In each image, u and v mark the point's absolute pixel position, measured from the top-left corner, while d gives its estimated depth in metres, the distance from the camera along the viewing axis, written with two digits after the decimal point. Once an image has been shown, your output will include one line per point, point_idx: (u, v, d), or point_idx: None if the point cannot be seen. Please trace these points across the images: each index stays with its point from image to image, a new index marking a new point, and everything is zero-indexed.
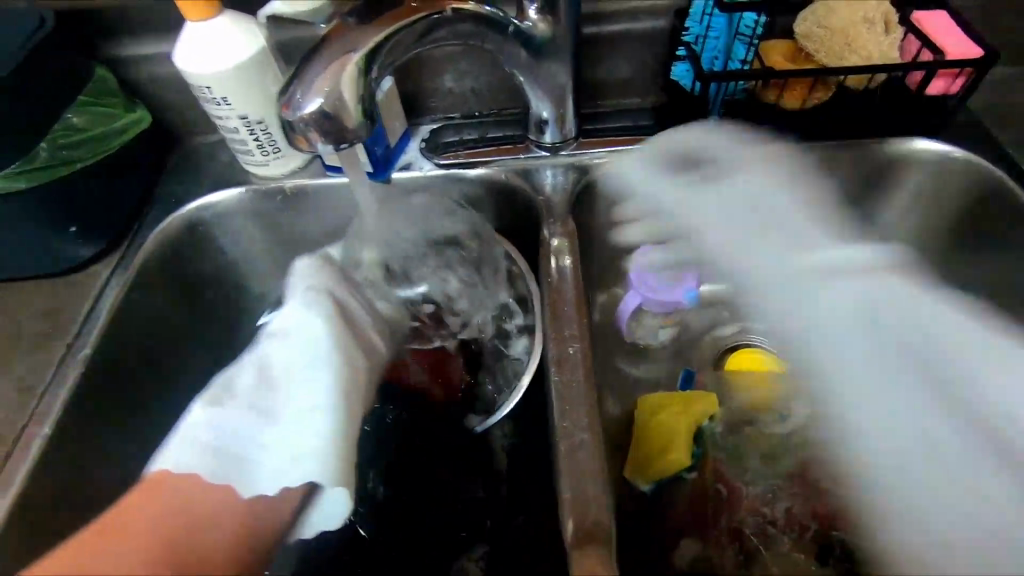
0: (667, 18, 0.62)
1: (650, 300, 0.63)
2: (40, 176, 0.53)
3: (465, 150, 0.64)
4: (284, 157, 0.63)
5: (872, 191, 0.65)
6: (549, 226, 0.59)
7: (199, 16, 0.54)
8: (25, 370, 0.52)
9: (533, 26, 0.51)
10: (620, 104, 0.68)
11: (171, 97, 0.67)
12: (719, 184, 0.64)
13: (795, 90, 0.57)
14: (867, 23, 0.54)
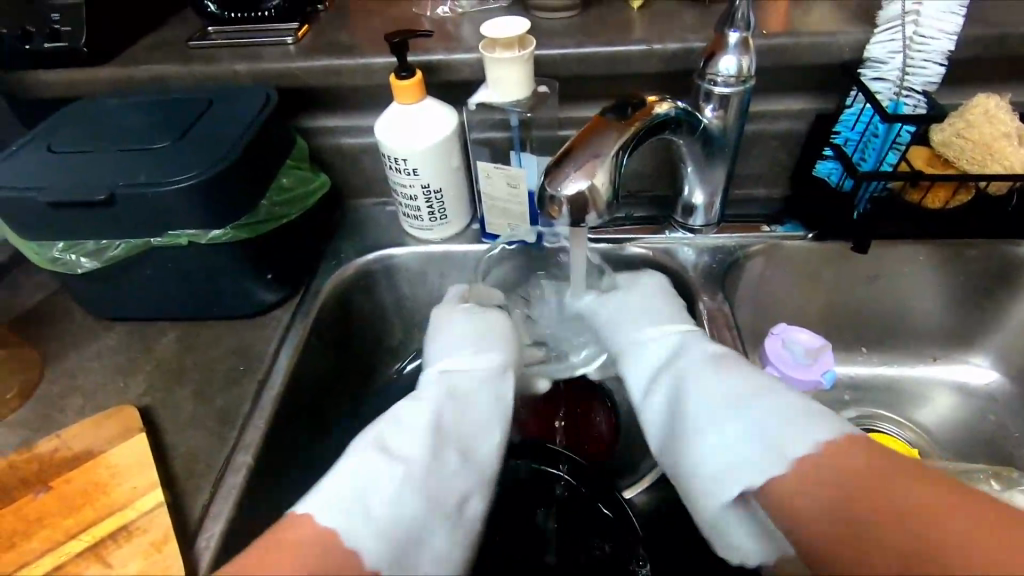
0: (806, 121, 0.68)
1: (788, 376, 0.66)
2: (253, 228, 0.58)
3: (613, 227, 0.70)
4: (448, 224, 0.69)
5: (998, 288, 0.68)
6: (701, 301, 0.64)
7: (410, 100, 0.61)
8: (223, 403, 0.56)
9: (709, 122, 0.58)
10: (751, 193, 0.74)
11: (345, 165, 0.74)
12: (851, 272, 0.69)
13: (937, 191, 0.62)
14: (1007, 138, 0.58)
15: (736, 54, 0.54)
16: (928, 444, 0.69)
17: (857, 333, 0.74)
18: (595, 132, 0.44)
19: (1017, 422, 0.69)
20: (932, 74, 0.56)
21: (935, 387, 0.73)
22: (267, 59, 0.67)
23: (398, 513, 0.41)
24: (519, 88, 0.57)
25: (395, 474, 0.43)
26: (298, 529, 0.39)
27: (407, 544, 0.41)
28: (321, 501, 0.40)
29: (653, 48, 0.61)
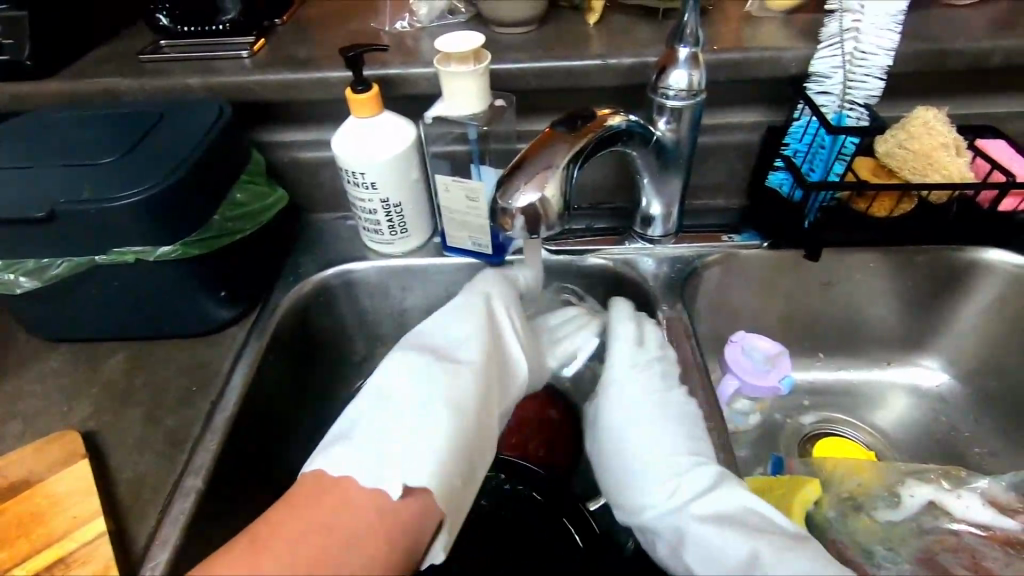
0: (759, 134, 0.70)
1: (749, 383, 0.66)
2: (200, 245, 0.56)
3: (575, 239, 0.71)
4: (409, 238, 0.69)
5: (944, 292, 0.70)
6: (662, 310, 0.65)
7: (365, 113, 0.61)
8: (173, 426, 0.54)
9: (662, 135, 0.59)
10: (709, 203, 0.75)
11: (304, 179, 0.73)
12: (806, 280, 0.71)
13: (883, 200, 0.64)
14: (946, 148, 0.61)
15: (686, 68, 0.55)
16: (884, 446, 0.71)
17: (815, 339, 0.76)
18: (546, 144, 0.44)
19: (967, 422, 0.71)
20: (873, 88, 0.58)
21: (890, 390, 0.75)
22: (221, 73, 0.66)
23: (377, 445, 0.46)
24: (477, 101, 0.57)
25: (381, 416, 0.48)
26: (310, 482, 0.44)
27: (390, 469, 0.44)
28: (339, 460, 0.45)
29: (608, 62, 0.62)
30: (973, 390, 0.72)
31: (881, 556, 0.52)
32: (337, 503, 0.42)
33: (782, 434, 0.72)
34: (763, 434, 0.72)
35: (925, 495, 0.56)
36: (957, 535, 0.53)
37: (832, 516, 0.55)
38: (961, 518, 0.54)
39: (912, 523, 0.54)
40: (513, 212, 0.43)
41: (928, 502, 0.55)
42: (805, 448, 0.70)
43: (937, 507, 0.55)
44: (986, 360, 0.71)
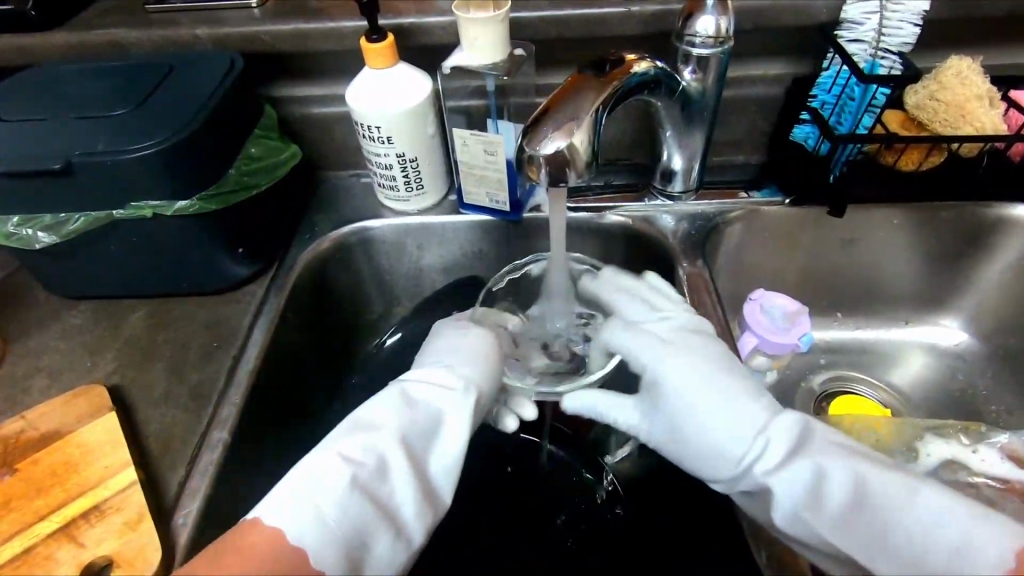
0: (783, 86, 0.68)
1: (768, 341, 0.66)
2: (217, 202, 0.56)
3: (593, 195, 0.69)
4: (425, 195, 0.68)
5: (969, 250, 0.69)
6: (682, 266, 0.64)
7: (381, 65, 0.59)
8: (196, 381, 0.55)
9: (688, 85, 0.57)
10: (729, 159, 0.74)
11: (317, 135, 0.72)
12: (828, 237, 0.70)
13: (912, 154, 0.62)
14: (979, 99, 0.59)
15: (713, 15, 0.53)
16: (898, 403, 0.71)
17: (833, 298, 0.75)
18: (573, 91, 0.43)
19: (985, 380, 0.71)
20: (907, 35, 0.57)
21: (906, 348, 0.75)
22: (230, 23, 0.64)
23: (345, 512, 0.40)
24: (494, 49, 0.55)
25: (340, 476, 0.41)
26: (257, 536, 0.38)
27: (356, 539, 0.40)
28: (288, 515, 0.39)
29: (631, 10, 0.60)
30: (991, 348, 0.72)
31: None
32: (246, 556, 0.37)
33: (796, 391, 0.73)
34: (778, 392, 0.72)
35: (947, 452, 0.56)
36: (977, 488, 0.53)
37: None
38: (980, 472, 0.54)
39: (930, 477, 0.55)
40: (540, 160, 0.41)
41: (946, 459, 0.55)
42: (821, 406, 0.71)
43: (956, 463, 0.55)
44: (1007, 318, 0.71)
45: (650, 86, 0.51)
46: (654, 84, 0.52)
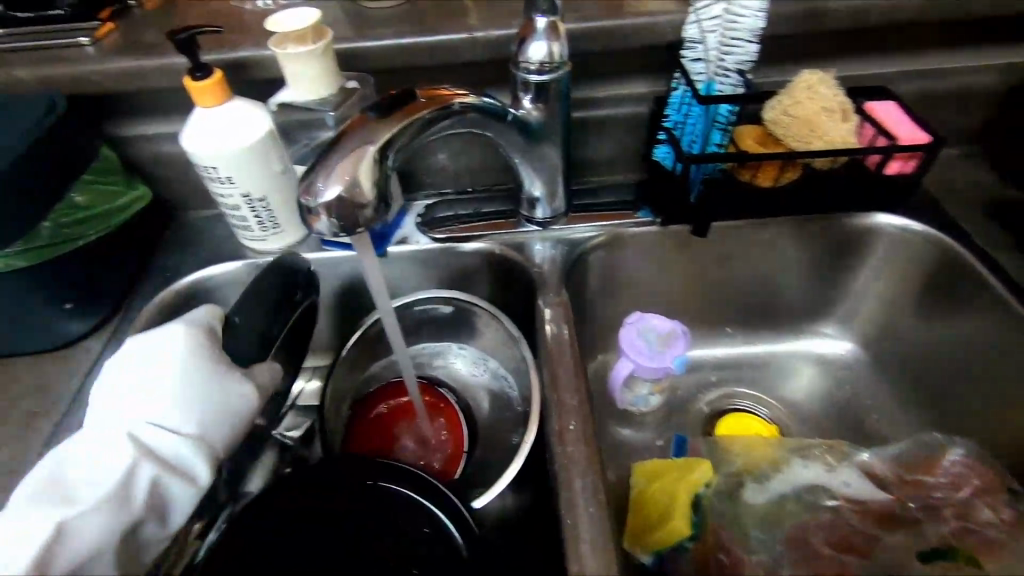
0: (649, 104, 0.66)
1: (640, 366, 0.64)
2: (44, 252, 0.54)
3: (459, 224, 0.67)
4: (282, 233, 0.65)
5: (843, 260, 0.69)
6: (544, 297, 0.61)
7: (212, 103, 0.55)
8: (10, 452, 0.51)
9: (527, 113, 0.55)
10: (606, 180, 0.72)
11: (172, 174, 0.69)
12: (702, 255, 0.68)
13: (768, 170, 0.61)
14: (827, 113, 0.59)
15: (545, 40, 0.51)
16: (788, 420, 0.70)
17: (719, 313, 0.74)
18: (344, 135, 0.40)
19: (870, 389, 0.70)
20: (747, 52, 0.56)
21: (795, 361, 0.74)
22: (57, 63, 0.60)
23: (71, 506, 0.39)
24: (322, 82, 0.53)
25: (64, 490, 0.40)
26: None
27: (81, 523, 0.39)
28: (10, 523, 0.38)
29: (474, 35, 0.58)
30: (874, 355, 0.72)
31: (754, 536, 0.51)
32: None
33: (684, 412, 0.71)
34: (666, 414, 0.71)
35: (811, 476, 0.54)
36: (834, 510, 0.52)
37: (715, 500, 0.54)
38: (839, 492, 0.53)
39: (792, 500, 0.53)
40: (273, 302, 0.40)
41: (809, 483, 0.54)
42: (709, 427, 0.69)
43: (818, 486, 0.54)
44: (884, 327, 0.71)
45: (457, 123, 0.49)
46: (478, 124, 0.51)
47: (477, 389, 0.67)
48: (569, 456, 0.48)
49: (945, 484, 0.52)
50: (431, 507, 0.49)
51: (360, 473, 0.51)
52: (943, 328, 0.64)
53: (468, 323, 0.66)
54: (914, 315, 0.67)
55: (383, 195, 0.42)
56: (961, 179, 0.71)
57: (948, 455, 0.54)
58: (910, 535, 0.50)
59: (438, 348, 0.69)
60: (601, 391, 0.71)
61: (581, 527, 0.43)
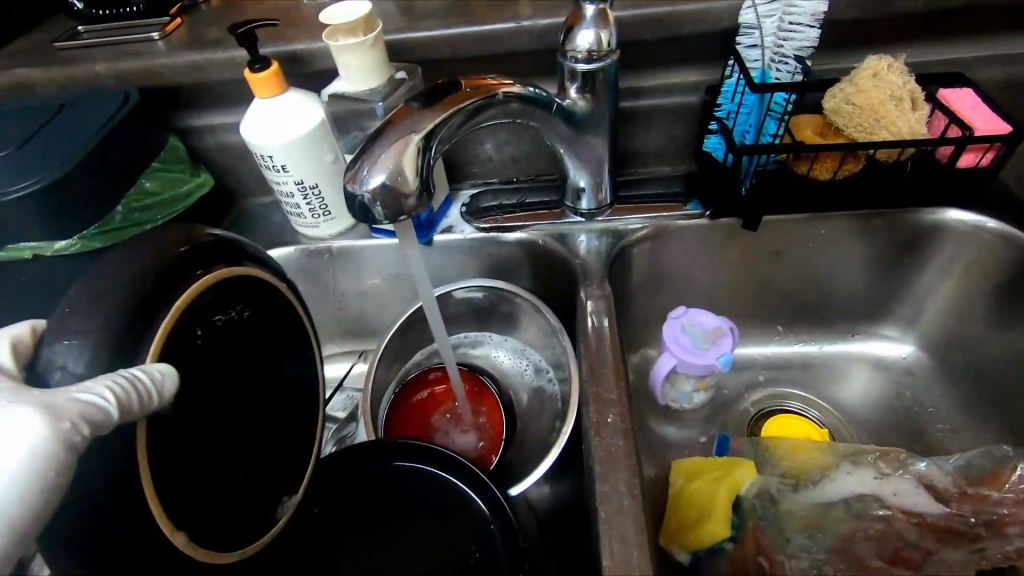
0: (701, 94, 0.64)
1: (683, 362, 0.63)
2: (118, 235, 0.57)
3: (503, 214, 0.68)
4: (333, 220, 0.67)
5: (907, 259, 0.65)
6: (585, 289, 0.61)
7: (268, 93, 0.58)
8: None
9: (574, 104, 0.54)
10: (654, 171, 0.71)
11: (232, 163, 0.72)
12: (753, 250, 0.66)
13: (826, 162, 0.59)
14: (895, 101, 0.55)
15: (593, 28, 0.50)
16: (841, 424, 0.67)
17: (770, 310, 0.71)
18: (389, 124, 0.41)
19: (933, 396, 0.67)
20: (808, 37, 0.54)
21: (851, 363, 0.71)
22: (130, 58, 0.64)
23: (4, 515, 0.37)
24: (372, 73, 0.54)
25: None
26: None
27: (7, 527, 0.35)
28: None
29: (522, 25, 0.58)
30: (939, 360, 0.67)
31: (796, 542, 0.50)
32: None
33: (729, 411, 0.69)
34: (710, 413, 0.69)
35: (863, 485, 0.52)
36: (885, 521, 0.50)
37: (758, 502, 0.52)
38: (892, 503, 0.50)
39: (841, 508, 0.51)
40: (163, 394, 0.36)
41: (860, 491, 0.51)
42: (755, 427, 0.67)
43: (870, 495, 0.51)
44: (952, 330, 0.66)
45: (501, 112, 0.50)
46: (523, 113, 0.51)
47: (518, 381, 0.68)
48: (607, 447, 0.47)
49: (1013, 499, 0.49)
50: (458, 484, 0.53)
51: (405, 458, 0.55)
52: (1018, 334, 0.60)
53: (511, 312, 0.67)
54: (986, 319, 0.63)
55: (426, 183, 0.42)
56: None
57: (1016, 468, 0.50)
58: (967, 552, 0.48)
59: (478, 337, 0.71)
60: (643, 386, 0.70)
61: (615, 519, 0.43)
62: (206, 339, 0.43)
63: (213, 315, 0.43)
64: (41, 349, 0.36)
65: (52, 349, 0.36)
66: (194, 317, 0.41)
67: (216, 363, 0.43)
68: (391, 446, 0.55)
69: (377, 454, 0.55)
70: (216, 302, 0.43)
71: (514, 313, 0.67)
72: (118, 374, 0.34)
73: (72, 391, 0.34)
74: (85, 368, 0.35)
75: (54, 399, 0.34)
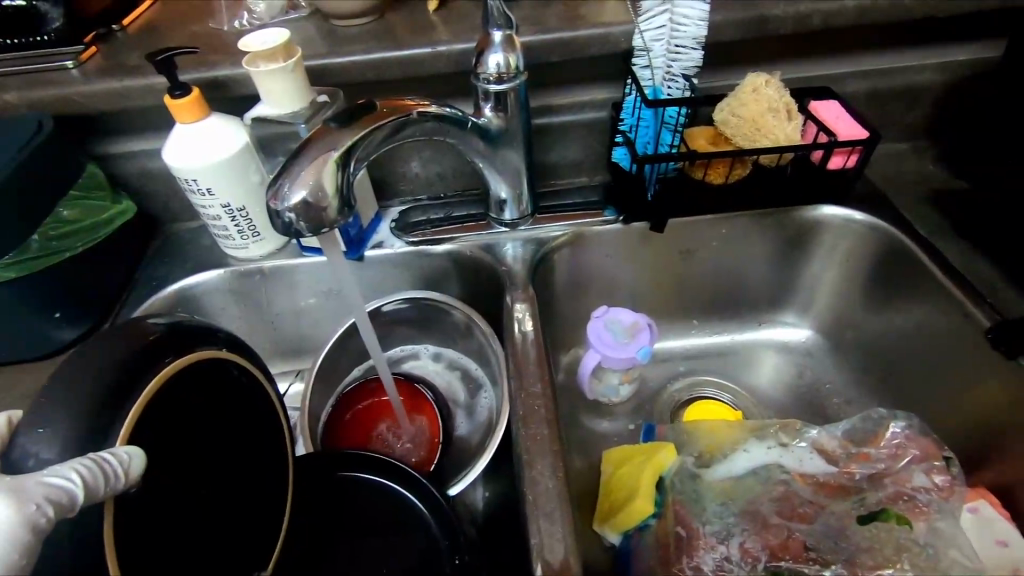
0: (608, 110, 0.70)
1: (607, 356, 0.67)
2: (35, 263, 0.57)
3: (431, 228, 0.71)
4: (264, 241, 0.68)
5: (797, 252, 0.73)
6: (511, 294, 0.64)
7: (190, 118, 0.59)
8: None
9: (489, 121, 0.59)
10: (573, 182, 0.76)
11: (157, 188, 0.72)
12: (663, 250, 0.72)
13: (719, 168, 0.66)
14: (772, 113, 0.62)
15: (502, 52, 0.54)
16: (752, 404, 0.73)
17: (685, 306, 0.77)
18: (308, 143, 0.43)
19: (829, 373, 0.74)
20: (693, 58, 0.61)
21: (759, 349, 0.78)
22: (43, 86, 0.63)
23: None
24: (294, 97, 0.56)
25: None
26: None
27: None
28: None
29: (438, 49, 0.62)
30: (831, 341, 0.75)
31: (711, 510, 0.55)
32: None
33: (654, 401, 0.75)
34: (638, 403, 0.74)
35: (763, 456, 0.57)
36: (785, 483, 0.56)
37: (676, 479, 0.57)
38: (791, 468, 0.56)
39: (750, 477, 0.56)
40: (130, 476, 0.34)
41: (765, 462, 0.57)
42: (676, 413, 0.73)
43: (777, 467, 0.56)
44: (839, 313, 0.75)
45: (416, 130, 0.53)
46: (438, 131, 0.55)
47: (459, 384, 0.71)
48: (534, 437, 0.50)
49: (887, 454, 0.56)
50: (411, 501, 0.55)
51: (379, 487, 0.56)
52: (891, 311, 0.68)
53: (445, 319, 0.70)
54: (866, 301, 0.71)
55: (346, 199, 0.45)
56: (905, 170, 0.75)
57: (890, 428, 0.58)
58: (851, 501, 0.54)
59: (413, 349, 0.74)
60: (573, 383, 0.74)
61: (542, 500, 0.46)
62: (185, 425, 0.40)
63: (185, 401, 0.40)
64: (15, 439, 0.34)
65: (27, 438, 0.34)
66: (177, 387, 0.39)
67: (200, 442, 0.41)
68: (354, 459, 0.57)
69: (351, 482, 0.56)
70: (190, 385, 0.40)
71: (446, 317, 0.70)
72: (83, 456, 0.33)
73: (39, 474, 0.33)
74: (57, 456, 0.33)
75: (17, 484, 0.32)
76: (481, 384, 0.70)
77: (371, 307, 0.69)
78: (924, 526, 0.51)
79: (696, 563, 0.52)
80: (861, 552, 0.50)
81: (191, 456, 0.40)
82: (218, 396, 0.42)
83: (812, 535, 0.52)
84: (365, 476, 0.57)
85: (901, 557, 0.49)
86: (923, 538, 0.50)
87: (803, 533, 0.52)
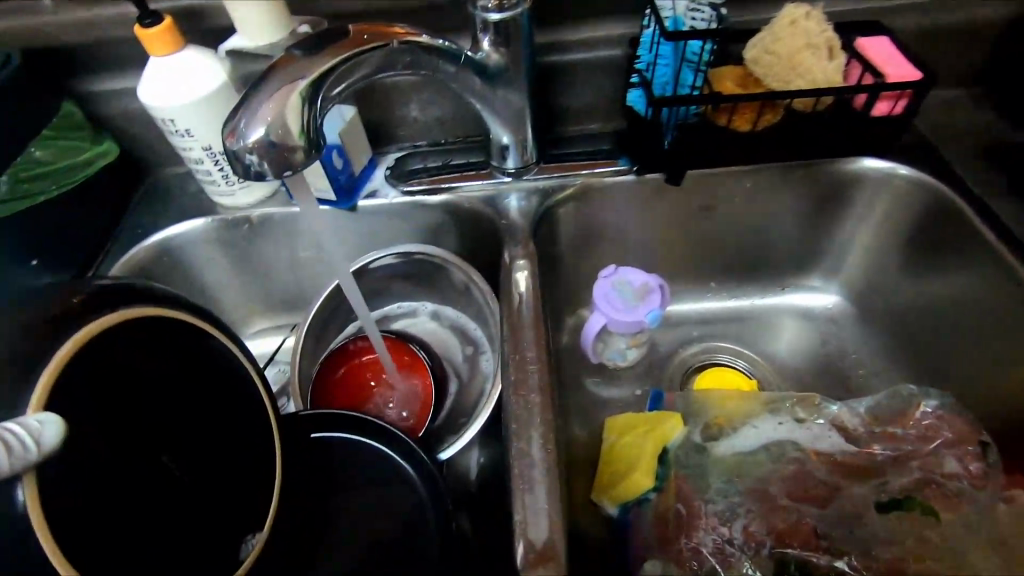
0: (624, 47, 0.63)
1: (614, 320, 0.63)
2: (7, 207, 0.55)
3: (428, 177, 0.66)
4: (250, 187, 0.64)
5: (829, 210, 0.66)
6: (509, 250, 0.60)
7: (163, 50, 0.54)
8: None
9: (487, 56, 0.52)
10: (585, 130, 0.69)
11: (140, 131, 0.68)
12: (681, 205, 0.66)
13: (746, 114, 0.59)
14: (810, 49, 0.55)
15: None
16: (769, 374, 0.68)
17: (703, 266, 0.72)
18: (270, 72, 0.38)
19: (856, 343, 0.68)
20: None
21: (780, 315, 0.72)
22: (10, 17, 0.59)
23: None
24: (271, 27, 0.51)
25: None
26: None
27: None
28: None
29: None
30: (860, 307, 0.69)
31: (716, 487, 0.51)
32: None
33: (664, 366, 0.70)
34: (646, 369, 0.70)
35: (775, 432, 0.53)
36: (799, 461, 0.51)
37: (680, 453, 0.53)
38: (806, 445, 0.52)
39: (762, 451, 0.52)
40: (41, 450, 0.30)
41: (778, 437, 0.53)
42: (687, 380, 0.69)
43: (790, 442, 0.52)
44: (871, 276, 0.68)
45: (400, 62, 0.47)
46: (426, 65, 0.48)
47: (457, 343, 0.68)
48: (523, 406, 0.47)
49: (915, 435, 0.51)
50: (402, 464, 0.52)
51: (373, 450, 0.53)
52: (931, 277, 0.62)
53: (443, 276, 0.66)
54: (903, 266, 0.65)
55: (314, 138, 0.40)
56: (960, 119, 0.67)
57: (920, 407, 0.53)
58: (871, 485, 0.49)
59: (410, 306, 0.71)
60: (577, 346, 0.70)
61: (529, 474, 0.43)
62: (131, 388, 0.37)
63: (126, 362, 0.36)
64: None
65: None
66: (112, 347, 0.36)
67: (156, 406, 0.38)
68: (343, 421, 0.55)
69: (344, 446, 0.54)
70: (132, 346, 0.37)
71: (444, 274, 0.66)
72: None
73: None
74: None
75: None
76: (480, 346, 0.67)
77: (364, 261, 0.65)
78: (951, 518, 0.46)
79: (694, 545, 0.48)
80: (877, 543, 0.46)
81: (146, 420, 0.37)
82: (164, 353, 0.39)
83: (823, 521, 0.48)
84: (342, 435, 0.54)
85: (921, 551, 0.45)
86: (948, 531, 0.46)
87: (813, 519, 0.48)
